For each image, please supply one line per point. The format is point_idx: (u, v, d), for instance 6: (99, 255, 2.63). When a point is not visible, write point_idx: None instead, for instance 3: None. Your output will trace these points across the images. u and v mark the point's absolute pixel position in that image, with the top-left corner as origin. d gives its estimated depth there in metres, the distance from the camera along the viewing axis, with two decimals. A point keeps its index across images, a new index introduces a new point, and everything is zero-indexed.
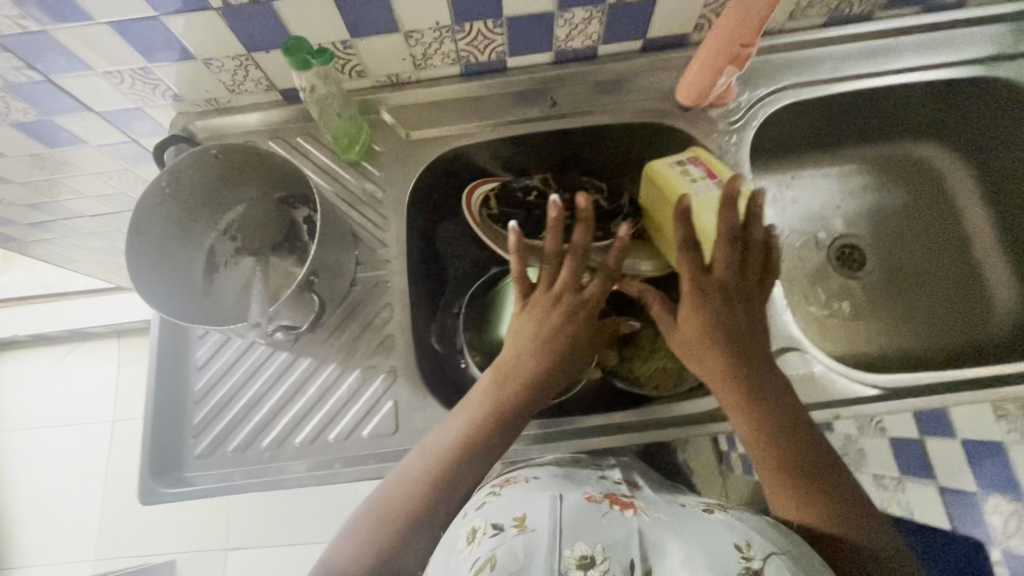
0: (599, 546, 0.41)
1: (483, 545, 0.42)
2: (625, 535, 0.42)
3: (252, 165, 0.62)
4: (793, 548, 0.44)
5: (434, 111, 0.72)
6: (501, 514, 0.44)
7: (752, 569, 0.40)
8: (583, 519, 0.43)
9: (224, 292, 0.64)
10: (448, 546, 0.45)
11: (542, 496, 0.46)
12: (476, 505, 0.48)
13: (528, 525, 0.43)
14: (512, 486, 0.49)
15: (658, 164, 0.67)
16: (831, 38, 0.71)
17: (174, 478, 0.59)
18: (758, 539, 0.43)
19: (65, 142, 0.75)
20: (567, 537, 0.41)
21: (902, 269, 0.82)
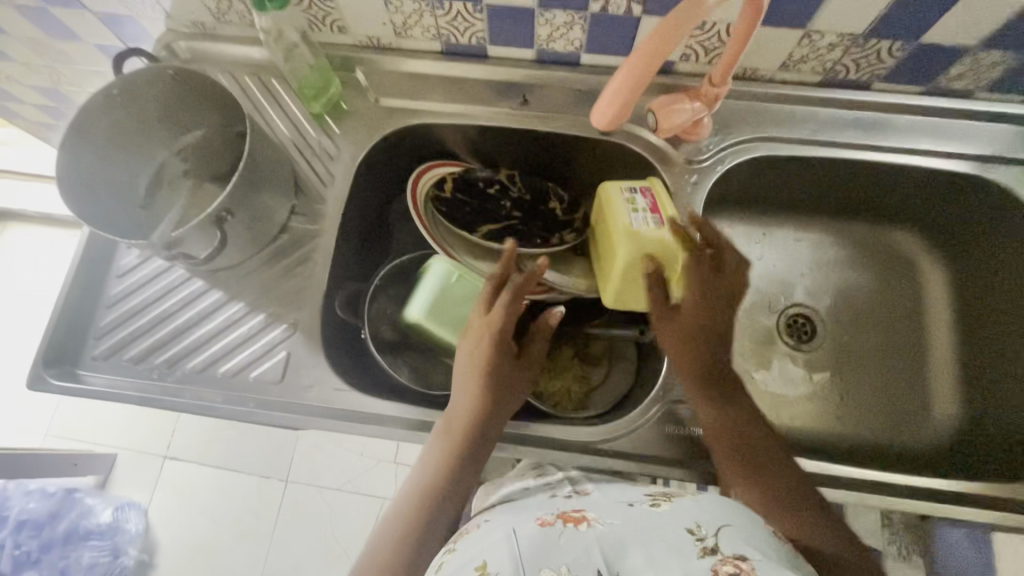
0: (563, 566, 0.40)
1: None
2: (585, 548, 0.41)
3: (207, 94, 0.63)
4: (745, 519, 0.44)
5: (408, 82, 0.72)
6: (461, 570, 0.42)
7: (709, 547, 0.40)
8: (543, 544, 0.42)
9: (159, 209, 0.66)
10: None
11: (496, 536, 0.45)
12: (436, 566, 0.46)
13: (491, 571, 0.41)
14: (466, 538, 0.47)
15: (609, 189, 0.64)
16: (822, 99, 0.68)
17: (65, 370, 0.61)
18: (709, 517, 0.43)
19: (65, 34, 0.78)
20: (530, 566, 0.40)
21: (854, 353, 0.78)
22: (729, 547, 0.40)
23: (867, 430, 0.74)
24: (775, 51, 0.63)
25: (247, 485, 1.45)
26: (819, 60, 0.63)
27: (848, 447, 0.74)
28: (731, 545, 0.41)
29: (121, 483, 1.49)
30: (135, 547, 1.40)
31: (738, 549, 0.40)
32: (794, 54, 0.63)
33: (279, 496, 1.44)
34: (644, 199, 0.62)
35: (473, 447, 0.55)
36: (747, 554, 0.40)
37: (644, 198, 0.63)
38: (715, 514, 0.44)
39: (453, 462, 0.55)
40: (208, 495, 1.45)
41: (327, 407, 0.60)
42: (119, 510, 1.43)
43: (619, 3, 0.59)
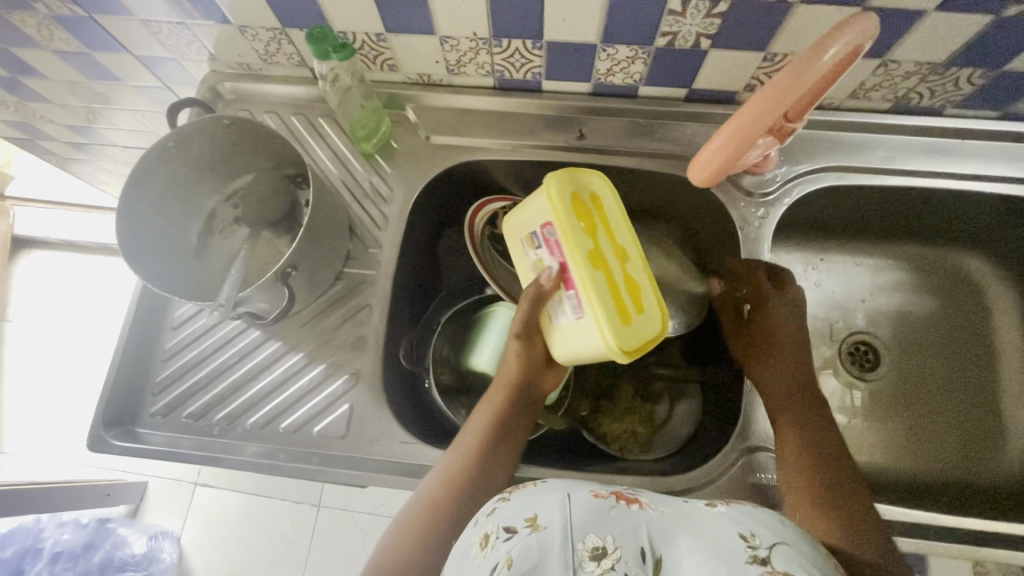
0: (610, 537, 0.39)
1: (498, 551, 0.39)
2: (634, 526, 0.40)
3: (262, 141, 0.61)
4: (800, 539, 0.42)
5: (458, 118, 0.70)
6: (511, 516, 0.42)
7: (761, 557, 0.38)
8: (596, 512, 0.41)
9: (213, 258, 0.65)
10: (459, 557, 0.42)
11: (549, 494, 0.43)
12: (485, 511, 0.45)
13: (541, 523, 0.40)
14: (522, 490, 0.45)
15: (517, 237, 0.55)
16: (890, 126, 0.66)
17: (125, 430, 0.60)
18: (765, 529, 0.41)
19: (104, 75, 0.76)
20: (579, 530, 0.39)
21: (918, 380, 0.76)
22: (782, 564, 0.38)
23: (936, 463, 0.72)
24: (848, 80, 0.61)
25: (280, 509, 1.44)
26: (892, 87, 0.61)
27: (915, 481, 0.71)
28: (784, 564, 0.38)
29: (154, 511, 1.48)
30: None
31: (792, 568, 0.38)
32: (867, 82, 0.61)
33: (313, 521, 1.42)
34: (550, 254, 0.51)
35: (503, 444, 0.56)
36: None
37: (550, 251, 0.51)
38: (773, 529, 0.41)
39: (478, 453, 0.54)
40: (240, 522, 1.44)
41: (394, 462, 0.58)
42: (153, 539, 1.42)
43: (688, 37, 0.56)
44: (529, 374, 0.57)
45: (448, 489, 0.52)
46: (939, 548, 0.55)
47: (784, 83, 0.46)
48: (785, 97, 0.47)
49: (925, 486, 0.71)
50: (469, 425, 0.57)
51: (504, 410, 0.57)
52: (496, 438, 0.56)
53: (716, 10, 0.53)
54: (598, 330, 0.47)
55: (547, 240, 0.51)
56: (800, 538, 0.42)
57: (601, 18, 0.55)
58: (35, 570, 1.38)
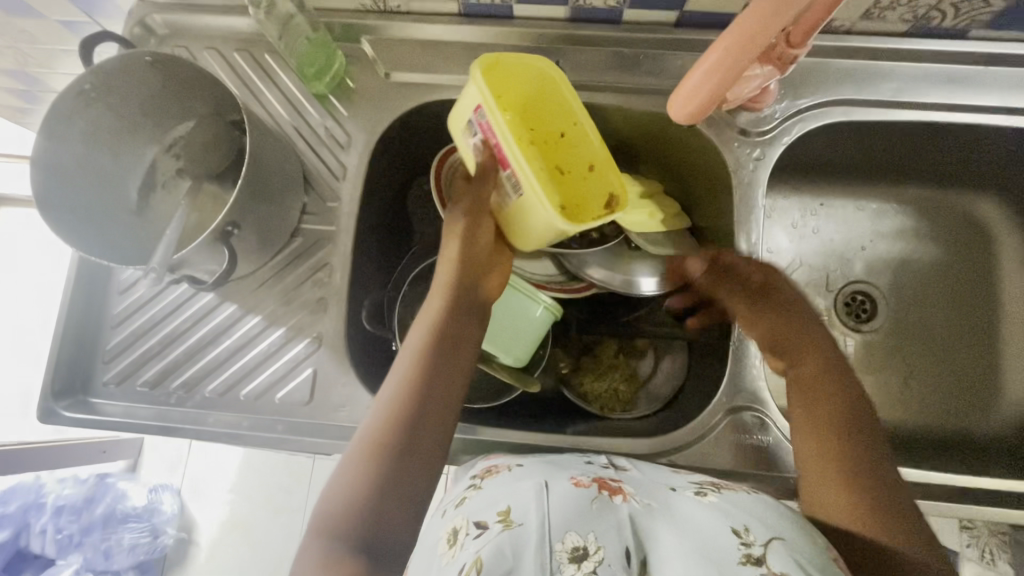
0: (592, 536, 0.37)
1: (467, 551, 0.37)
2: (617, 524, 0.39)
3: (196, 81, 0.55)
4: (799, 531, 0.39)
5: (420, 51, 0.62)
6: (482, 511, 0.40)
7: (755, 557, 0.36)
8: (575, 509, 0.39)
9: (158, 217, 0.59)
10: (426, 553, 0.41)
11: (524, 484, 0.42)
12: (454, 501, 0.44)
13: (515, 520, 0.38)
14: (494, 477, 0.44)
15: (456, 123, 0.53)
16: (905, 52, 0.58)
17: (76, 400, 0.57)
18: (758, 521, 0.39)
19: (23, 9, 0.68)
20: (557, 529, 0.37)
21: (916, 333, 0.72)
22: (777, 563, 0.36)
23: (930, 417, 0.70)
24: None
25: (275, 463, 1.45)
26: (910, 6, 0.54)
27: (905, 435, 0.69)
28: (779, 561, 0.36)
29: (151, 466, 1.50)
30: (173, 526, 1.43)
31: (789, 569, 0.36)
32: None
33: (308, 473, 1.44)
34: (480, 132, 0.49)
35: (447, 360, 0.50)
36: None
37: (480, 129, 0.49)
38: (768, 521, 0.39)
39: (425, 368, 0.49)
40: (238, 475, 1.46)
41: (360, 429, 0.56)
42: (153, 493, 1.44)
43: None
44: (473, 268, 0.54)
45: (391, 407, 0.46)
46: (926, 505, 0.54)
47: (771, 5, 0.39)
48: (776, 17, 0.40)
49: (915, 442, 0.69)
50: (406, 347, 0.51)
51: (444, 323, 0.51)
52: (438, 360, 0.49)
53: None
54: (542, 208, 0.48)
55: (480, 126, 0.49)
56: (798, 533, 0.39)
57: None
58: (40, 523, 1.43)
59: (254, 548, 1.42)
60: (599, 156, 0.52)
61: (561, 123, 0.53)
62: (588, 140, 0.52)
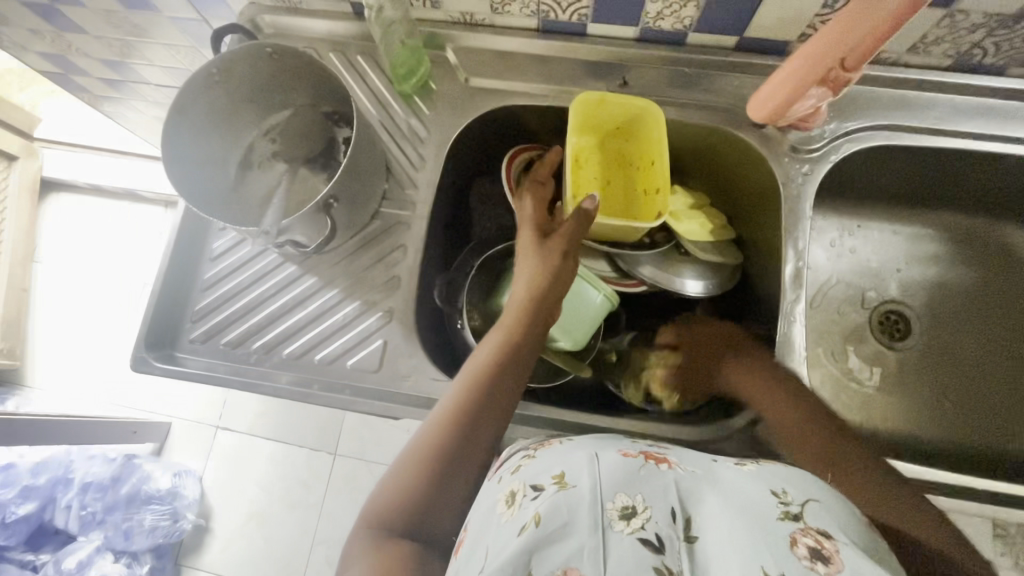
0: (640, 496, 0.40)
1: (525, 508, 0.39)
2: (665, 487, 0.41)
3: (303, 73, 0.61)
4: (834, 499, 0.42)
5: (498, 61, 0.68)
6: (537, 475, 0.42)
7: (793, 513, 0.39)
8: (624, 472, 0.41)
9: (251, 192, 0.65)
10: (482, 514, 0.42)
11: (576, 453, 0.44)
12: (509, 468, 0.46)
13: (568, 482, 0.40)
14: (548, 448, 0.47)
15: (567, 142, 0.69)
16: (947, 85, 0.63)
17: (165, 353, 0.62)
18: (793, 488, 0.42)
19: (141, 5, 0.76)
20: (608, 489, 0.40)
21: (948, 352, 0.75)
22: (814, 519, 0.39)
23: (961, 435, 0.72)
24: (909, 33, 0.58)
25: (298, 456, 1.48)
26: (954, 42, 0.59)
27: (936, 450, 0.71)
28: (817, 522, 0.39)
29: (176, 451, 1.53)
30: (193, 511, 1.45)
31: (827, 527, 0.38)
32: (928, 35, 0.58)
33: (330, 468, 1.46)
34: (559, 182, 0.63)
35: (495, 391, 0.50)
36: (835, 536, 0.38)
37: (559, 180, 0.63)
38: (802, 488, 0.42)
39: (490, 378, 0.51)
40: (262, 464, 1.48)
41: (425, 397, 0.60)
42: (177, 476, 1.47)
43: None
44: (551, 285, 0.56)
45: (432, 443, 0.48)
46: (955, 505, 0.56)
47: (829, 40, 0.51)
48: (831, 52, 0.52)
49: (945, 456, 0.71)
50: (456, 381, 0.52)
51: (496, 354, 0.52)
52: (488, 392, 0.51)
53: None
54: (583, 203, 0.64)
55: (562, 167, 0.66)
56: (835, 500, 0.42)
57: None
58: (66, 498, 1.43)
59: (268, 540, 1.43)
60: (663, 181, 0.64)
61: (651, 154, 0.65)
62: (662, 169, 0.64)
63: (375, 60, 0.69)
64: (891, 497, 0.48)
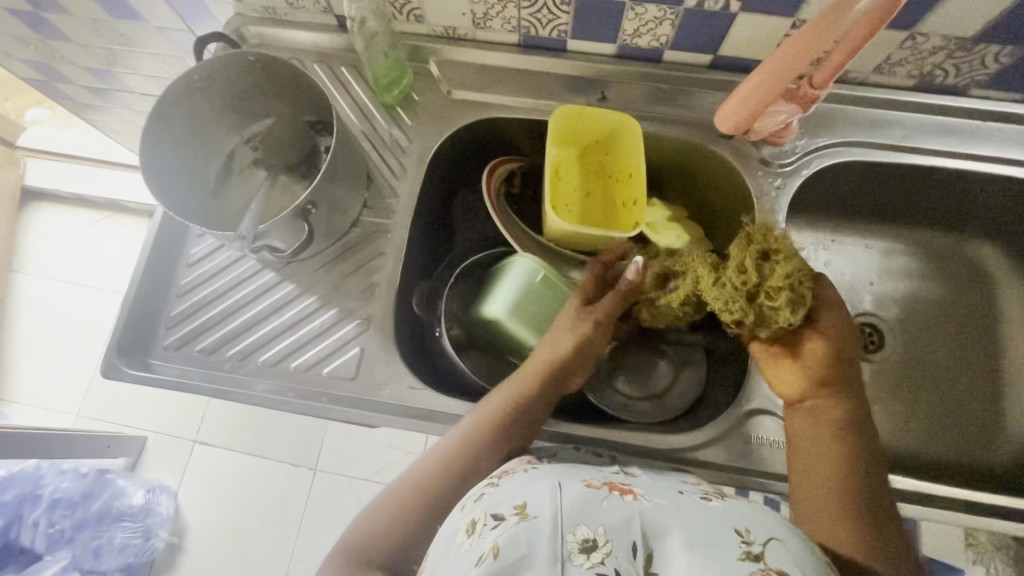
0: (601, 529, 0.39)
1: (485, 539, 0.39)
2: (627, 519, 0.41)
3: (287, 84, 0.62)
4: (795, 535, 0.42)
5: (480, 74, 0.70)
6: (499, 504, 0.42)
7: (755, 554, 0.38)
8: (585, 503, 0.41)
9: (232, 199, 0.66)
10: (444, 542, 0.42)
11: (540, 483, 0.44)
12: (472, 497, 0.45)
13: (529, 512, 0.40)
14: (511, 476, 0.47)
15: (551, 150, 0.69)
16: (912, 104, 0.66)
17: (138, 360, 0.61)
18: (757, 524, 0.41)
19: (127, 14, 0.76)
20: (569, 522, 0.40)
21: (921, 364, 0.77)
22: (776, 561, 0.38)
23: (934, 446, 0.73)
24: (874, 54, 0.61)
25: (277, 470, 1.45)
26: (917, 63, 0.61)
27: (912, 460, 0.72)
28: (777, 559, 0.38)
29: (151, 466, 1.49)
30: (166, 529, 1.41)
31: (785, 566, 0.38)
32: (892, 56, 0.61)
33: (310, 483, 1.43)
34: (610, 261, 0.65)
35: (500, 447, 0.53)
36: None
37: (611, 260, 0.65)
38: (765, 524, 0.42)
39: (493, 435, 0.53)
40: (239, 480, 1.45)
41: (402, 405, 0.59)
42: (151, 493, 1.43)
43: None
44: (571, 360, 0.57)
45: (421, 486, 0.51)
46: (925, 512, 0.57)
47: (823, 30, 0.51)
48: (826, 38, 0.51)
49: (918, 465, 0.72)
50: (461, 426, 0.54)
51: (490, 428, 0.53)
52: (488, 447, 0.52)
53: None
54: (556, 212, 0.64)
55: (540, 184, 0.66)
56: (795, 537, 0.41)
57: None
58: (33, 515, 1.35)
59: (244, 559, 1.39)
60: (639, 194, 0.66)
61: (629, 167, 0.67)
62: (638, 183, 0.66)
63: (358, 72, 0.70)
64: (839, 503, 0.49)
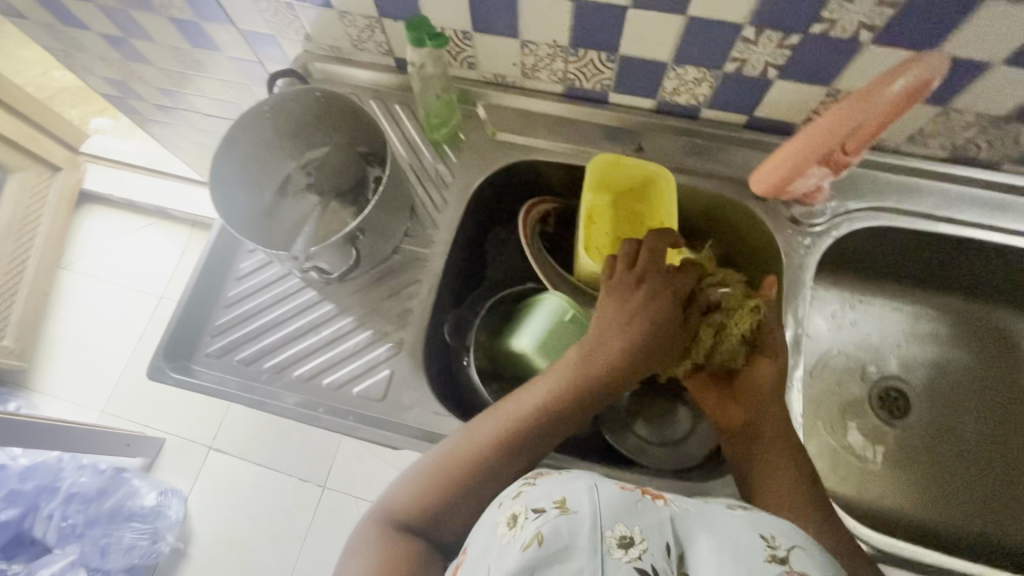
0: (637, 528, 0.41)
1: (527, 529, 0.41)
2: (660, 521, 0.42)
3: (346, 118, 0.67)
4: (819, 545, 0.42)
5: (524, 119, 0.74)
6: (539, 499, 0.43)
7: (779, 557, 0.39)
8: (620, 502, 0.42)
9: (283, 219, 0.70)
10: (485, 535, 0.43)
11: (576, 480, 0.45)
12: (510, 494, 0.46)
13: (570, 507, 0.42)
14: (547, 475, 0.48)
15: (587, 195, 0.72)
16: (943, 175, 0.67)
17: (181, 364, 0.65)
18: (781, 530, 0.42)
19: (205, 45, 0.83)
20: (607, 518, 0.41)
21: (946, 433, 0.75)
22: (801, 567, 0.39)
23: (959, 519, 0.71)
24: (907, 125, 0.63)
25: (286, 484, 1.46)
26: (949, 136, 0.63)
27: (935, 533, 0.70)
28: (802, 565, 0.39)
29: (166, 468, 1.51)
30: (173, 533, 1.42)
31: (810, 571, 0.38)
32: (925, 129, 0.63)
33: (317, 500, 1.44)
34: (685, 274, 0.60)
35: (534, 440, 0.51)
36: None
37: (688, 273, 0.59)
38: (791, 532, 0.42)
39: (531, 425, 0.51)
40: (250, 489, 1.46)
41: (426, 430, 0.61)
42: (162, 495, 1.44)
43: (757, 64, 0.59)
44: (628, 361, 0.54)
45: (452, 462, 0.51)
46: None
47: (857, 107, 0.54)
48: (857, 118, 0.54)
49: (943, 539, 0.69)
50: (505, 408, 0.53)
51: (532, 419, 0.51)
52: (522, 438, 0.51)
53: (787, 42, 0.56)
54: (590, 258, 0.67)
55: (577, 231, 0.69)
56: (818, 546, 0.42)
57: (678, 39, 0.58)
58: (49, 507, 1.38)
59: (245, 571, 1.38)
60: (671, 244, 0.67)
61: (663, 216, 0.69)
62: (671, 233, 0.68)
63: (410, 109, 0.75)
64: (796, 503, 0.52)
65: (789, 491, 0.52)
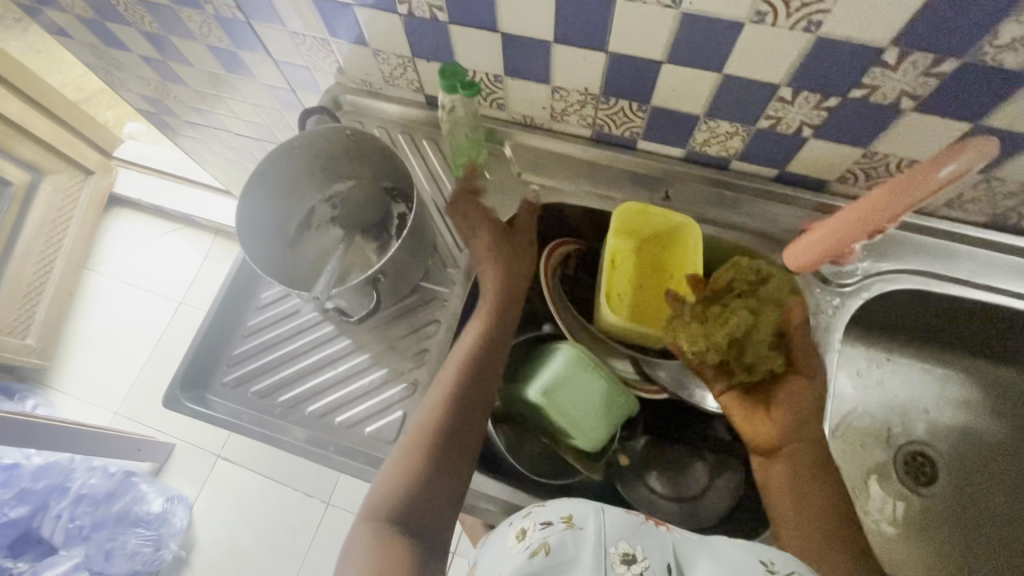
0: (640, 545, 0.40)
1: (533, 539, 0.41)
2: (662, 543, 0.41)
3: (374, 155, 0.67)
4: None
5: (550, 161, 0.74)
6: (547, 513, 0.43)
7: None
8: (625, 519, 0.42)
9: (306, 250, 0.71)
10: (494, 551, 0.43)
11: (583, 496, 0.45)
12: (520, 511, 0.46)
13: (577, 522, 0.41)
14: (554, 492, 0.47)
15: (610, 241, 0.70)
16: (981, 240, 0.65)
17: (197, 394, 0.65)
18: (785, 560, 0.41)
19: (240, 71, 0.85)
20: (611, 536, 0.40)
21: (974, 505, 0.72)
22: None
23: None
24: (946, 189, 0.61)
25: (290, 500, 1.46)
26: (990, 203, 0.61)
27: None
28: None
29: (174, 474, 1.52)
30: (176, 541, 1.42)
31: None
32: (964, 194, 0.61)
33: (319, 518, 1.43)
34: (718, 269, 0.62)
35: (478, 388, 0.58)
36: None
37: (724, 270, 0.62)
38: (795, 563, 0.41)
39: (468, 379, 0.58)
40: (255, 502, 1.46)
41: None
42: (169, 502, 1.44)
43: (792, 122, 0.58)
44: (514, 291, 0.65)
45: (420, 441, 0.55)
46: None
47: (866, 211, 0.56)
48: (867, 222, 0.57)
49: None
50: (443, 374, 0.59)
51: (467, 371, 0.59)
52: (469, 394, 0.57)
53: (824, 104, 0.55)
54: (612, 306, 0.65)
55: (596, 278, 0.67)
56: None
57: (712, 94, 0.58)
58: (58, 507, 1.38)
59: None
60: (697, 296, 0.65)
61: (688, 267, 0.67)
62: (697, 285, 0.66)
63: (438, 146, 0.76)
64: (814, 535, 0.54)
65: (809, 521, 0.55)
